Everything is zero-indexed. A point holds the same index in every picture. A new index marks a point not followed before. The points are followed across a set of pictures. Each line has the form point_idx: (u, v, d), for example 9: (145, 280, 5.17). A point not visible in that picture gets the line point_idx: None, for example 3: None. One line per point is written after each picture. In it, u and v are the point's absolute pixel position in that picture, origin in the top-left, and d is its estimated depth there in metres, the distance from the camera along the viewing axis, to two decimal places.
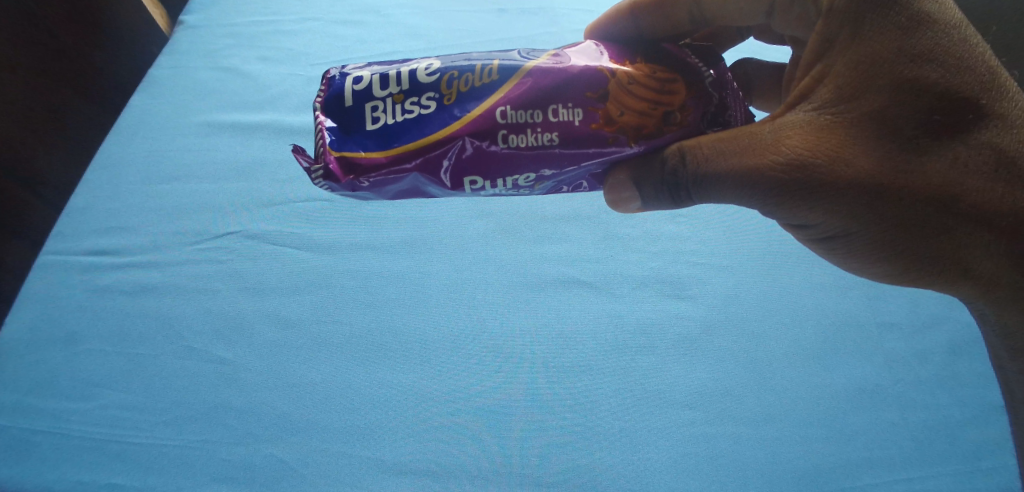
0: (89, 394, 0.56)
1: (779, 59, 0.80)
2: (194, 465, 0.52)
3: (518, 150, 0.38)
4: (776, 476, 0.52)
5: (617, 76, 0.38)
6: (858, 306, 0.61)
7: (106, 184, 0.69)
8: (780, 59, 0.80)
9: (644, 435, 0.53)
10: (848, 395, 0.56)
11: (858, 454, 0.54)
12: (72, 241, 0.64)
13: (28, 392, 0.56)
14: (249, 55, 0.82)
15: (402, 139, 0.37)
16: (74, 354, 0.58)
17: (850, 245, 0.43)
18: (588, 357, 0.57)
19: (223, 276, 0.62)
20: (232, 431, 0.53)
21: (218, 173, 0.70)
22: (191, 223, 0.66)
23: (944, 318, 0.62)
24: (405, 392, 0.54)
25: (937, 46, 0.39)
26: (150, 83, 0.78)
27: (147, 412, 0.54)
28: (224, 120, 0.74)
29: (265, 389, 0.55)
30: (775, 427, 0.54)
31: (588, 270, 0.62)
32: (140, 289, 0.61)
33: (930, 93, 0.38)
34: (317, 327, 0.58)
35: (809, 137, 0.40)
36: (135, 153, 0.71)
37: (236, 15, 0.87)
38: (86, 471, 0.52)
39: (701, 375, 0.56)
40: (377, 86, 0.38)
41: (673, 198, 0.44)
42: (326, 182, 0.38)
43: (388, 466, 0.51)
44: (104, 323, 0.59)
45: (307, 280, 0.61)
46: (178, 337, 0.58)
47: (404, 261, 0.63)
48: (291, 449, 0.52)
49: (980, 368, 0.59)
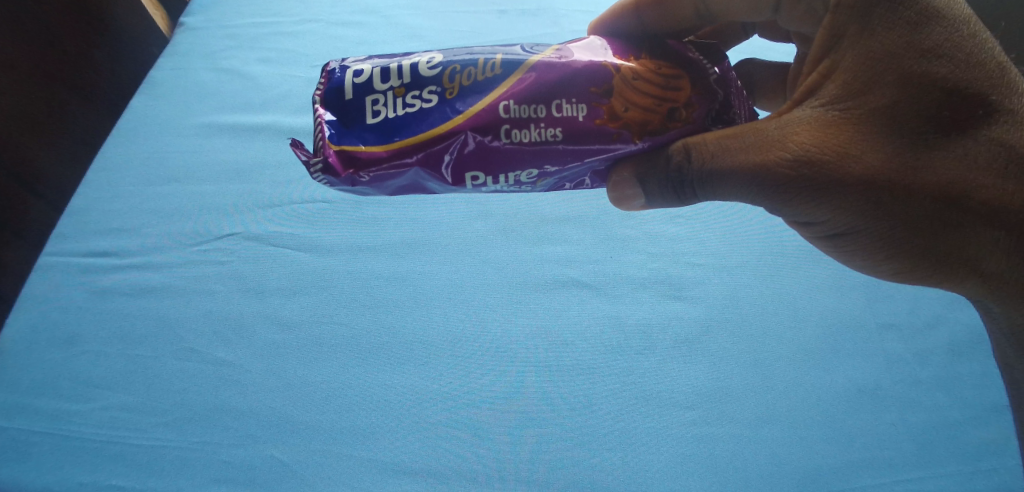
0: (89, 394, 0.55)
1: (780, 59, 0.80)
2: (194, 465, 0.52)
3: (520, 146, 0.38)
4: (777, 476, 0.52)
5: (621, 71, 0.38)
6: (858, 307, 0.61)
7: (107, 185, 0.69)
8: (779, 60, 0.80)
9: (644, 436, 0.53)
10: (849, 395, 0.56)
11: (859, 455, 0.53)
12: (73, 241, 0.64)
13: (28, 393, 0.56)
14: (249, 56, 0.82)
15: (403, 134, 0.37)
16: (74, 354, 0.58)
17: (859, 242, 0.43)
18: (588, 357, 0.57)
19: (223, 276, 0.62)
20: (231, 432, 0.53)
21: (218, 174, 0.70)
22: (191, 224, 0.66)
23: (945, 318, 0.61)
24: (405, 393, 0.54)
25: (946, 41, 0.39)
26: (151, 83, 0.78)
27: (147, 412, 0.54)
28: (224, 121, 0.74)
29: (264, 390, 0.55)
30: (776, 427, 0.54)
31: (588, 270, 0.62)
32: (140, 289, 0.61)
33: (940, 88, 0.38)
34: (317, 328, 0.58)
35: (817, 133, 0.39)
36: (136, 154, 0.71)
37: (237, 16, 0.87)
38: (87, 471, 0.52)
39: (701, 376, 0.56)
40: (377, 79, 0.38)
41: (678, 196, 0.43)
42: (325, 177, 0.37)
43: (388, 467, 0.51)
44: (105, 323, 0.59)
45: (306, 280, 0.61)
46: (179, 337, 0.58)
47: (404, 261, 0.63)
48: (290, 449, 0.52)
49: (980, 368, 0.59)
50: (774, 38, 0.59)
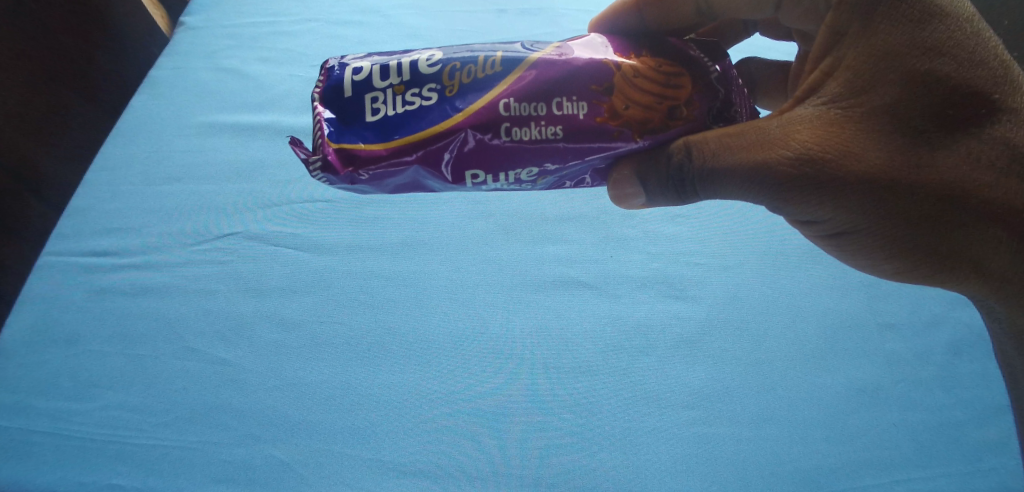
0: (89, 394, 0.55)
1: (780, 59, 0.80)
2: (194, 465, 0.52)
3: (520, 144, 0.38)
4: (777, 477, 0.52)
5: (622, 70, 0.38)
6: (858, 307, 0.61)
7: (106, 184, 0.69)
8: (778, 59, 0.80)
9: (644, 435, 0.53)
10: (849, 396, 0.56)
11: (860, 455, 0.53)
12: (72, 241, 0.64)
13: (28, 393, 0.56)
14: (249, 56, 0.82)
15: (403, 131, 0.37)
16: (74, 354, 0.58)
17: (860, 241, 0.43)
18: (588, 357, 0.56)
19: (223, 276, 0.62)
20: (232, 431, 0.53)
21: (218, 174, 0.70)
22: (191, 224, 0.65)
23: (945, 318, 0.61)
24: (405, 392, 0.54)
25: (949, 39, 0.39)
26: (151, 83, 0.78)
27: (147, 412, 0.54)
28: (224, 121, 0.74)
29: (264, 390, 0.55)
30: (776, 427, 0.54)
31: (589, 270, 0.62)
32: (140, 289, 0.61)
33: (943, 87, 0.38)
34: (317, 328, 0.58)
35: (819, 131, 0.39)
36: (136, 154, 0.71)
37: (237, 16, 0.87)
38: (87, 471, 0.52)
39: (702, 376, 0.56)
40: (377, 77, 0.38)
41: (678, 194, 0.43)
42: (324, 175, 0.37)
43: (388, 467, 0.51)
44: (105, 323, 0.59)
45: (306, 280, 0.61)
46: (178, 337, 0.58)
47: (404, 261, 0.63)
48: (290, 449, 0.52)
49: (980, 368, 0.59)
50: (776, 37, 0.59)
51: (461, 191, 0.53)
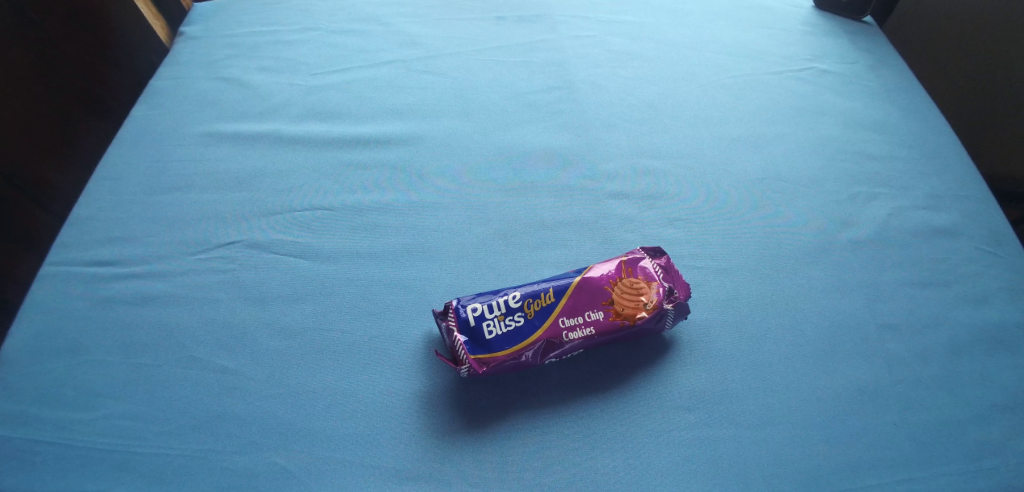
0: (91, 403, 0.54)
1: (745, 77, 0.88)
2: (198, 473, 0.50)
3: None
4: (787, 478, 0.51)
5: None
6: (857, 310, 0.62)
7: (109, 193, 0.69)
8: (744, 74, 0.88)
9: (645, 437, 0.53)
10: (851, 396, 0.56)
11: (867, 455, 0.53)
12: (74, 251, 0.64)
13: (29, 402, 0.54)
14: (249, 65, 0.84)
15: None
16: (77, 363, 0.56)
17: None
18: (589, 364, 0.58)
19: (225, 284, 0.62)
20: (236, 439, 0.52)
21: (220, 182, 0.70)
22: (191, 233, 0.66)
23: (943, 320, 0.62)
24: (408, 399, 0.55)
25: None
26: (154, 94, 0.80)
27: (151, 421, 0.53)
28: (225, 130, 0.75)
29: (263, 397, 0.54)
30: (780, 428, 0.53)
31: None
32: (143, 298, 0.61)
33: None
34: (317, 335, 0.58)
35: None
36: (138, 163, 0.72)
37: (238, 27, 0.90)
38: (88, 480, 0.50)
39: (701, 379, 0.57)
40: None
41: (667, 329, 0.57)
42: None
43: (390, 472, 0.50)
44: (107, 332, 0.59)
45: (307, 288, 0.62)
46: (182, 344, 0.58)
47: (404, 267, 0.63)
48: (292, 456, 0.51)
49: (980, 369, 0.59)
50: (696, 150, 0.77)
51: (466, 302, 0.57)
